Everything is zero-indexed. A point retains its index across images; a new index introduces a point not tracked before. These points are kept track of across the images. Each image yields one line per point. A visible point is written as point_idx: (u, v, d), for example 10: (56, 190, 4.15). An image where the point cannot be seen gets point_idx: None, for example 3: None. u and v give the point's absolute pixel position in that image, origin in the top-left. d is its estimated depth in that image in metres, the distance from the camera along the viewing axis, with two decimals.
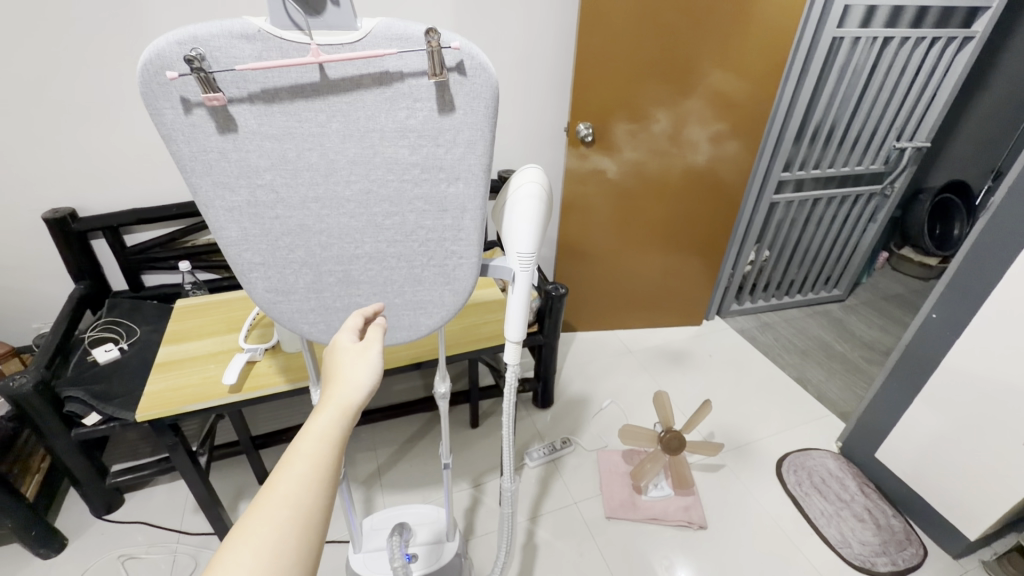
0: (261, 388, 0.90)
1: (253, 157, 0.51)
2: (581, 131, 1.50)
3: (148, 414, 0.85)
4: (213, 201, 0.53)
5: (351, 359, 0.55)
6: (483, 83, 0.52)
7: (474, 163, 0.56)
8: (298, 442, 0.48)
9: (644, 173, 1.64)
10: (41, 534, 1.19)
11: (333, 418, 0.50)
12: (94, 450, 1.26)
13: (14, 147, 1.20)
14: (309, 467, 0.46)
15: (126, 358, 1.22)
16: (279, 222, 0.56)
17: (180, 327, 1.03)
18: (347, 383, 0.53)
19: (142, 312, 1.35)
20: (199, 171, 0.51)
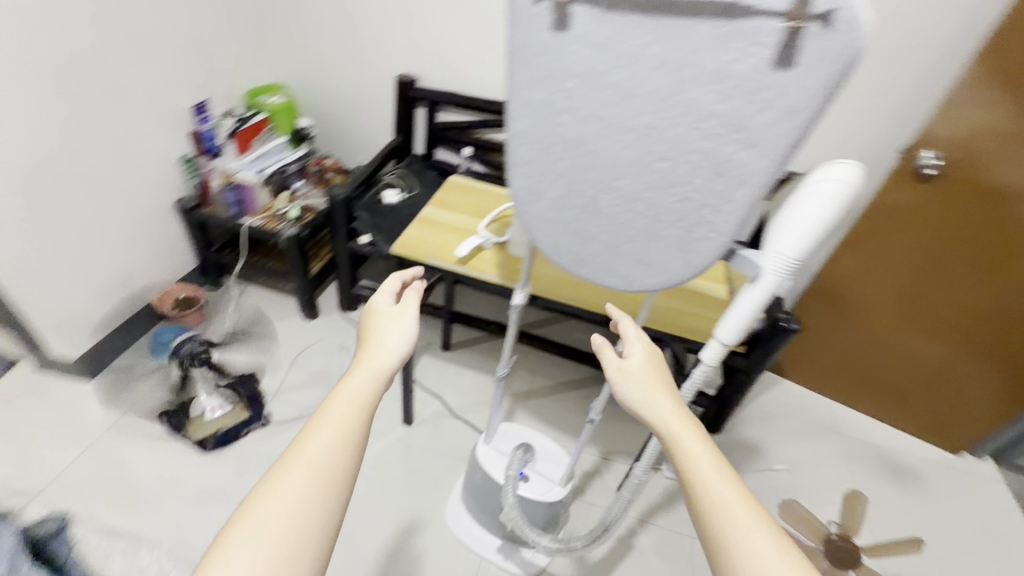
0: (478, 272, 1.02)
1: (568, 60, 0.53)
2: (921, 160, 1.20)
3: (400, 251, 1.05)
4: (520, 91, 0.58)
5: (386, 322, 0.60)
6: (844, 44, 0.43)
7: (782, 134, 0.49)
8: (327, 404, 0.50)
9: (993, 243, 1.21)
10: (308, 301, 1.62)
11: (365, 379, 0.53)
12: (357, 263, 1.64)
13: (402, 18, 1.52)
14: (336, 426, 0.49)
15: (402, 207, 1.52)
16: (562, 129, 0.58)
17: (446, 197, 1.19)
18: (381, 348, 0.57)
19: (425, 177, 1.64)
20: (521, 60, 0.56)
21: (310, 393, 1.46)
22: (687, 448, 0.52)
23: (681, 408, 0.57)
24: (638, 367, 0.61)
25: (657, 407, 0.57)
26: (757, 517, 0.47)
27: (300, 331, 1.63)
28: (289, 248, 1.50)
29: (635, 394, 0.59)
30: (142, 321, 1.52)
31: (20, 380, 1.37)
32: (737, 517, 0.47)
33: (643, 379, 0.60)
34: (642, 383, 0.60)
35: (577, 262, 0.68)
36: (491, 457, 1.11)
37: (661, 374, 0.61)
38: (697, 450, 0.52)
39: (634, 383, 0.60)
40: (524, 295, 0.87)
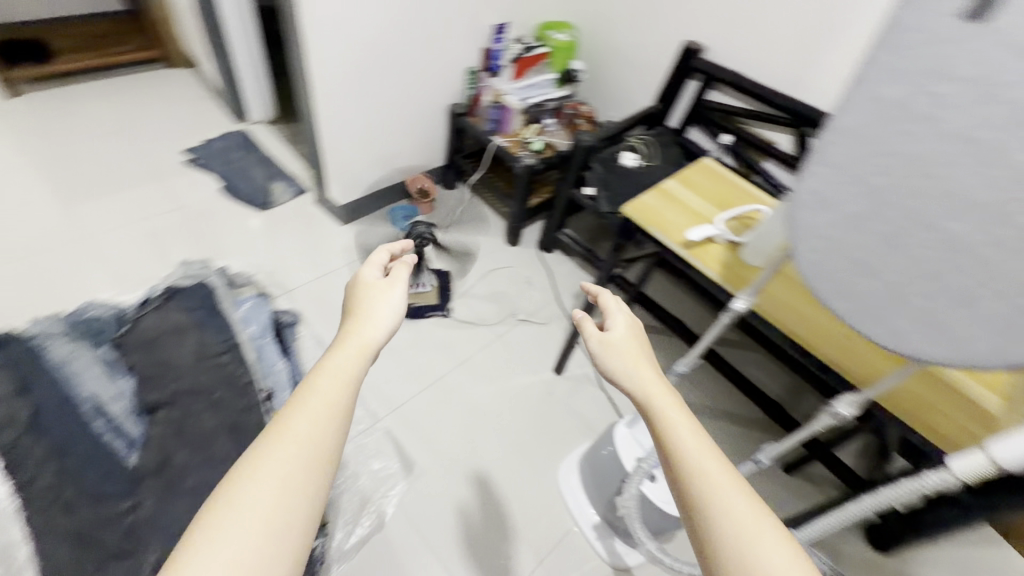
0: (699, 262, 0.92)
1: (962, 61, 0.43)
2: None
3: (627, 213, 0.99)
4: (869, 82, 0.49)
5: (375, 295, 0.59)
6: None
7: None
8: (317, 378, 0.50)
9: None
10: (516, 229, 1.74)
11: (352, 354, 0.53)
12: (571, 209, 1.70)
13: None
14: (324, 399, 0.48)
15: (636, 171, 1.54)
16: (903, 140, 0.49)
17: (692, 176, 1.10)
18: (371, 321, 0.56)
19: (669, 150, 1.60)
20: (892, 48, 0.47)
21: (488, 307, 1.59)
22: (663, 411, 0.54)
23: (662, 380, 0.58)
24: (620, 340, 0.62)
25: (633, 375, 0.58)
26: (731, 481, 0.48)
27: (499, 251, 1.76)
28: (523, 177, 1.61)
29: (618, 365, 0.60)
30: (390, 193, 1.80)
31: (301, 205, 1.74)
32: (717, 480, 0.48)
33: (623, 351, 0.61)
34: (621, 353, 0.61)
35: (838, 295, 0.59)
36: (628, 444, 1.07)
37: (642, 349, 0.62)
38: (675, 417, 0.53)
39: (616, 355, 0.60)
40: (745, 303, 0.81)
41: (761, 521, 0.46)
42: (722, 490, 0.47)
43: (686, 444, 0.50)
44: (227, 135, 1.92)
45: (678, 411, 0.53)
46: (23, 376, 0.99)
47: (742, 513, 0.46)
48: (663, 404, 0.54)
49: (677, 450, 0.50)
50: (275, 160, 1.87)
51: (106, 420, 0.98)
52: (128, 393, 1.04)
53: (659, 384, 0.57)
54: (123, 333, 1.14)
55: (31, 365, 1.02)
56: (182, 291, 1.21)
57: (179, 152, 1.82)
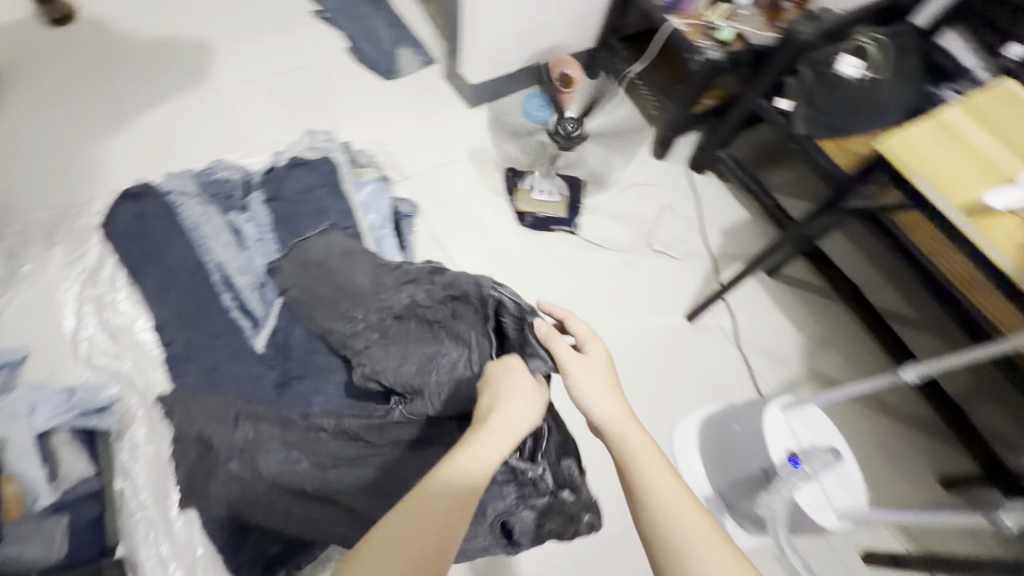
0: (984, 240, 0.64)
1: None
2: None
3: (885, 146, 0.69)
4: None
5: (512, 387, 0.65)
6: None
7: None
8: (464, 456, 0.56)
9: None
10: (669, 138, 1.45)
11: (496, 446, 0.58)
12: (746, 123, 1.37)
13: None
14: (467, 471, 0.55)
15: (857, 84, 1.14)
16: None
17: (988, 104, 0.75)
18: (509, 409, 0.62)
19: (909, 60, 1.18)
20: None
21: (620, 230, 1.38)
22: (634, 451, 0.59)
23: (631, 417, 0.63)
24: (597, 368, 0.68)
25: (591, 395, 0.65)
26: (677, 487, 0.56)
27: (641, 164, 1.50)
28: (697, 73, 1.27)
29: (596, 395, 0.65)
30: (526, 75, 1.53)
31: (427, 78, 1.54)
32: (666, 493, 0.55)
33: (595, 379, 0.66)
34: (592, 376, 0.66)
35: None
36: (821, 500, 0.85)
37: (610, 381, 0.67)
38: (653, 466, 0.58)
39: (593, 381, 0.66)
40: None
41: (703, 525, 0.52)
42: (678, 528, 0.52)
43: (638, 458, 0.58)
44: None
45: (636, 435, 0.61)
46: (161, 232, 1.01)
47: (694, 547, 0.51)
48: (622, 424, 0.62)
49: (648, 490, 0.56)
50: (404, 19, 1.64)
51: (233, 292, 0.97)
52: (253, 265, 1.01)
53: (619, 402, 0.65)
54: (257, 200, 1.09)
55: (168, 219, 1.02)
56: (306, 165, 1.14)
57: None
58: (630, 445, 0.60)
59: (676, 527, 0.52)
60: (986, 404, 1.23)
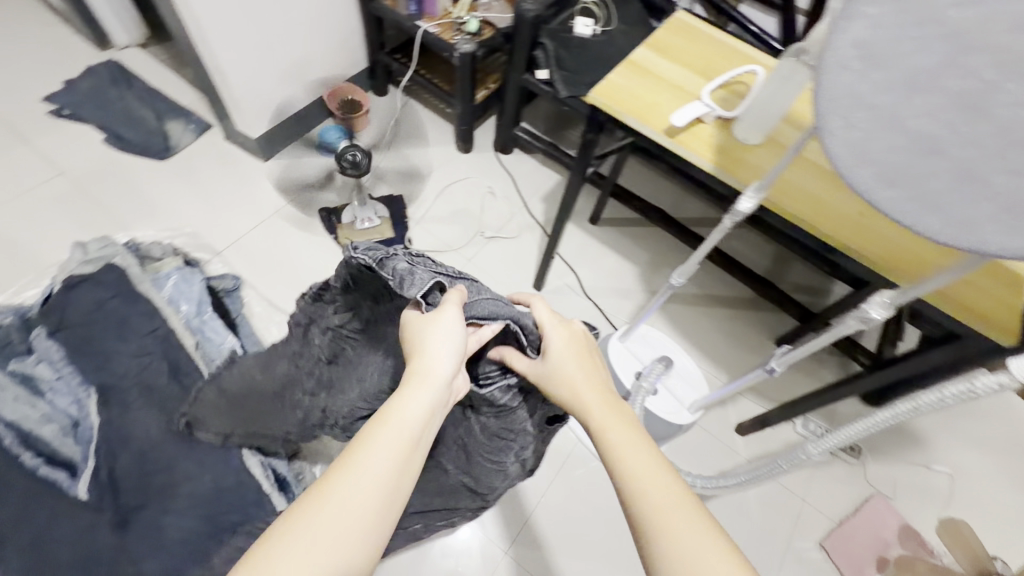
0: (688, 152, 0.77)
1: None
2: None
3: (594, 98, 0.80)
4: None
5: (426, 327, 0.49)
6: None
7: None
8: (384, 426, 0.47)
9: None
10: (465, 132, 1.52)
11: (421, 414, 0.48)
12: (524, 99, 1.48)
13: None
14: (388, 453, 0.46)
15: (592, 41, 1.29)
16: None
17: (667, 38, 0.89)
18: (432, 362, 0.49)
19: (628, 8, 1.35)
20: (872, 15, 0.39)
21: (451, 229, 1.45)
22: (619, 455, 0.51)
23: (611, 407, 0.54)
24: (575, 367, 0.55)
25: (569, 385, 0.54)
26: (680, 499, 0.48)
27: (451, 163, 1.56)
28: (461, 66, 1.34)
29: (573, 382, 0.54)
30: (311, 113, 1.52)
31: (209, 145, 1.47)
32: (670, 508, 0.47)
33: (573, 369, 0.55)
34: (566, 376, 0.54)
35: (881, 183, 0.46)
36: (666, 400, 0.98)
37: (591, 370, 0.57)
38: (648, 470, 0.49)
39: (571, 370, 0.54)
40: (756, 202, 0.66)
41: (711, 539, 0.45)
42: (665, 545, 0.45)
43: (634, 471, 0.49)
44: (92, 69, 1.54)
45: (625, 436, 0.52)
46: None
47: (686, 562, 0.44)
48: (612, 427, 0.53)
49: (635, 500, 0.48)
50: (162, 92, 1.53)
51: (33, 452, 0.84)
52: (56, 411, 0.89)
53: (605, 397, 0.55)
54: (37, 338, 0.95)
55: None
56: (87, 280, 1.00)
57: (39, 101, 1.48)
58: (622, 456, 0.50)
59: (681, 551, 0.45)
60: (788, 265, 1.47)
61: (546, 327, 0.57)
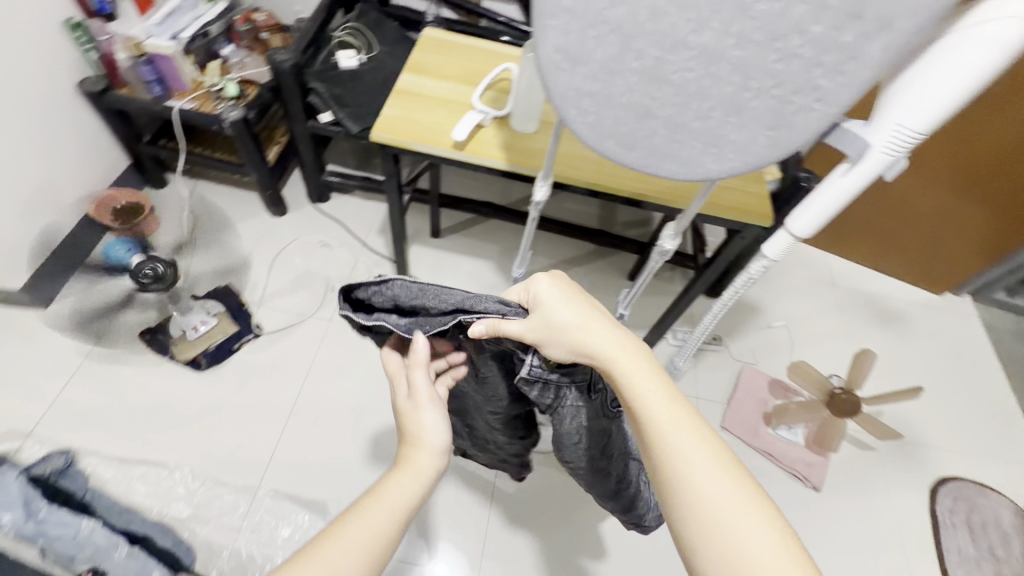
0: (481, 157, 0.82)
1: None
2: None
3: (379, 137, 0.82)
4: None
5: (423, 420, 0.63)
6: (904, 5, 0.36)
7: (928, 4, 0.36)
8: (379, 496, 0.57)
9: None
10: (273, 196, 1.43)
11: (411, 485, 0.59)
12: (319, 144, 1.44)
13: None
14: (389, 514, 0.56)
15: (362, 70, 1.30)
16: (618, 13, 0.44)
17: (424, 58, 0.93)
18: (430, 430, 0.62)
19: (383, 29, 1.37)
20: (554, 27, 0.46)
21: (298, 297, 1.37)
22: (645, 410, 0.50)
23: (632, 357, 0.53)
24: (580, 319, 0.55)
25: (568, 346, 0.54)
26: (710, 453, 0.47)
27: (271, 231, 1.47)
28: (236, 133, 1.25)
29: (578, 337, 0.54)
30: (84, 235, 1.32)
31: None
32: (697, 464, 0.47)
33: (574, 326, 0.54)
34: (572, 327, 0.54)
35: (624, 147, 0.55)
36: None
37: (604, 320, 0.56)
38: (676, 421, 0.49)
39: (573, 322, 0.54)
40: (547, 189, 0.72)
41: (743, 491, 0.45)
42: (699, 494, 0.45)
43: (662, 427, 0.49)
44: None
45: (653, 386, 0.51)
46: None
47: (725, 509, 0.45)
48: (637, 376, 0.52)
49: (667, 455, 0.48)
50: None
51: None
52: None
53: (627, 349, 0.54)
54: None
55: None
56: None
57: None
58: (651, 411, 0.50)
59: (708, 501, 0.45)
60: (613, 210, 1.64)
61: (530, 290, 0.57)
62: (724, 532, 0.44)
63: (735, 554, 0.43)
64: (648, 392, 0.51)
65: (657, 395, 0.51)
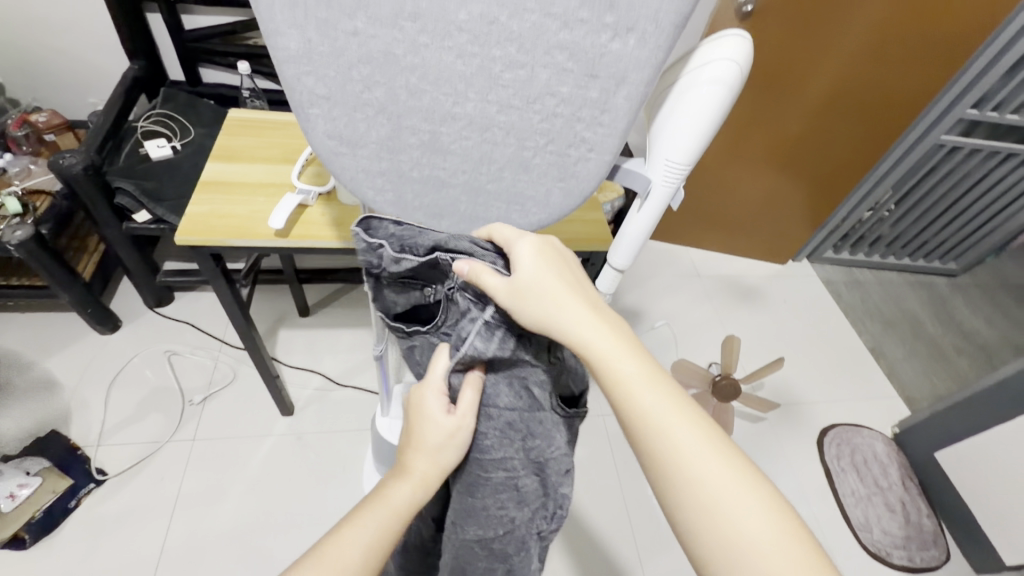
0: (309, 240, 0.76)
1: (406, 75, 0.40)
2: (771, 43, 1.29)
3: (186, 240, 0.73)
4: (295, 85, 0.42)
5: (429, 425, 0.53)
6: (629, 63, 0.38)
7: (649, 56, 0.38)
8: (381, 496, 0.53)
9: (822, 97, 1.38)
10: (96, 313, 1.24)
11: (412, 489, 0.54)
12: (145, 244, 1.28)
13: None
14: (389, 516, 0.52)
15: (177, 158, 1.18)
16: (376, 93, 0.42)
17: (230, 143, 0.86)
18: (434, 439, 0.53)
19: (196, 110, 1.27)
20: (317, 115, 0.44)
21: (150, 422, 1.18)
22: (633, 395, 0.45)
23: (616, 332, 0.47)
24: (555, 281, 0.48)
25: (538, 320, 0.46)
26: (703, 432, 0.44)
27: (103, 352, 1.27)
28: (26, 256, 1.06)
29: (547, 308, 0.46)
30: None
31: None
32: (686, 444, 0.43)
33: (541, 297, 0.47)
34: (541, 294, 0.47)
35: (434, 217, 0.53)
36: None
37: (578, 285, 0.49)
38: (666, 403, 0.44)
39: (539, 295, 0.47)
40: None
41: (734, 467, 0.42)
42: (702, 484, 0.42)
43: (648, 407, 0.44)
44: None
45: (634, 362, 0.46)
46: None
47: (732, 499, 0.41)
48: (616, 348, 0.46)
49: (664, 446, 0.43)
50: None
51: None
52: None
53: (600, 322, 0.47)
54: None
55: None
56: None
57: None
58: (637, 391, 0.45)
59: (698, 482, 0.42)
60: None
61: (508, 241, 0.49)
62: (723, 519, 0.41)
63: (735, 541, 0.40)
64: (632, 373, 0.45)
65: (643, 374, 0.45)
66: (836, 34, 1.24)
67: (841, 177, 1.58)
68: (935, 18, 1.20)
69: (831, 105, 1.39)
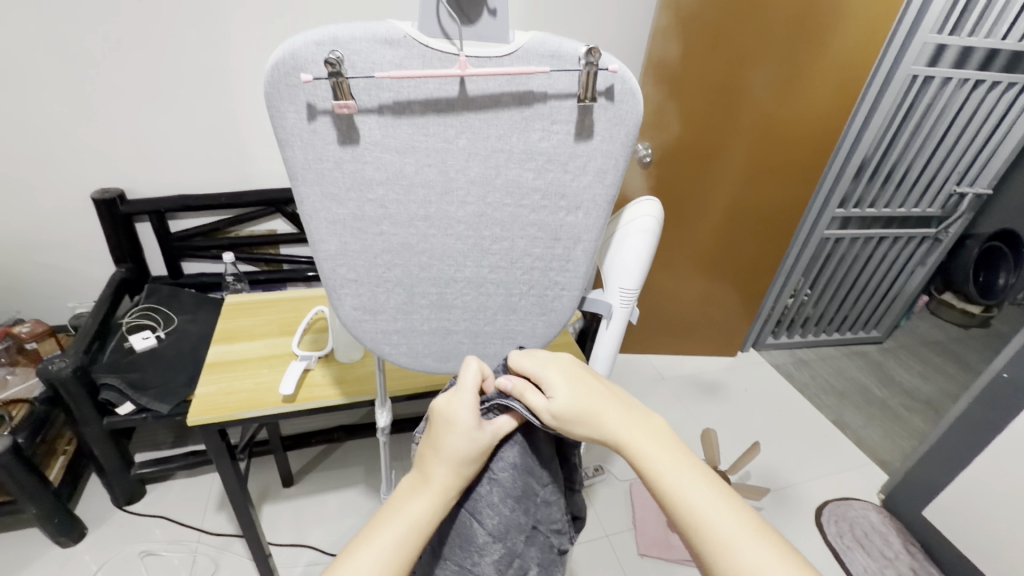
0: (315, 401, 0.82)
1: (417, 256, 0.53)
2: (674, 178, 1.57)
3: (198, 420, 0.77)
4: (329, 274, 0.54)
5: (455, 435, 0.50)
6: (579, 227, 0.54)
7: (592, 220, 0.53)
8: (398, 509, 0.50)
9: (723, 213, 1.67)
10: (62, 523, 1.16)
11: (430, 503, 0.50)
12: (122, 437, 1.25)
13: (92, 135, 1.24)
14: (410, 531, 0.49)
15: (162, 346, 1.23)
16: (392, 271, 0.54)
17: (231, 325, 0.95)
18: (458, 448, 0.50)
19: (180, 299, 1.36)
20: (347, 294, 0.55)
21: None
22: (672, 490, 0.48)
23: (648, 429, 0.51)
24: (589, 396, 0.52)
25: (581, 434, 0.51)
26: (744, 519, 0.46)
27: (64, 569, 1.16)
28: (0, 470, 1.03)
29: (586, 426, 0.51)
30: None
31: None
32: (732, 538, 0.45)
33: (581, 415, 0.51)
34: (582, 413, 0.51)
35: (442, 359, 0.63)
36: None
37: (606, 393, 0.53)
38: (701, 495, 0.47)
39: (578, 414, 0.51)
40: (388, 413, 0.74)
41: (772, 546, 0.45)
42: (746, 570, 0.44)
43: (691, 502, 0.47)
44: None
45: (665, 456, 0.49)
46: None
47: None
48: (646, 447, 0.50)
49: (705, 536, 0.45)
50: None
51: None
52: None
53: (635, 422, 0.52)
54: None
55: None
56: None
57: None
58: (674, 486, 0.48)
59: None
60: None
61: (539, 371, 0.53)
62: None
63: None
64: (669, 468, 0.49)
65: (680, 469, 0.49)
66: (721, 166, 1.55)
67: (761, 271, 1.84)
68: (787, 148, 1.54)
69: (734, 217, 1.68)
